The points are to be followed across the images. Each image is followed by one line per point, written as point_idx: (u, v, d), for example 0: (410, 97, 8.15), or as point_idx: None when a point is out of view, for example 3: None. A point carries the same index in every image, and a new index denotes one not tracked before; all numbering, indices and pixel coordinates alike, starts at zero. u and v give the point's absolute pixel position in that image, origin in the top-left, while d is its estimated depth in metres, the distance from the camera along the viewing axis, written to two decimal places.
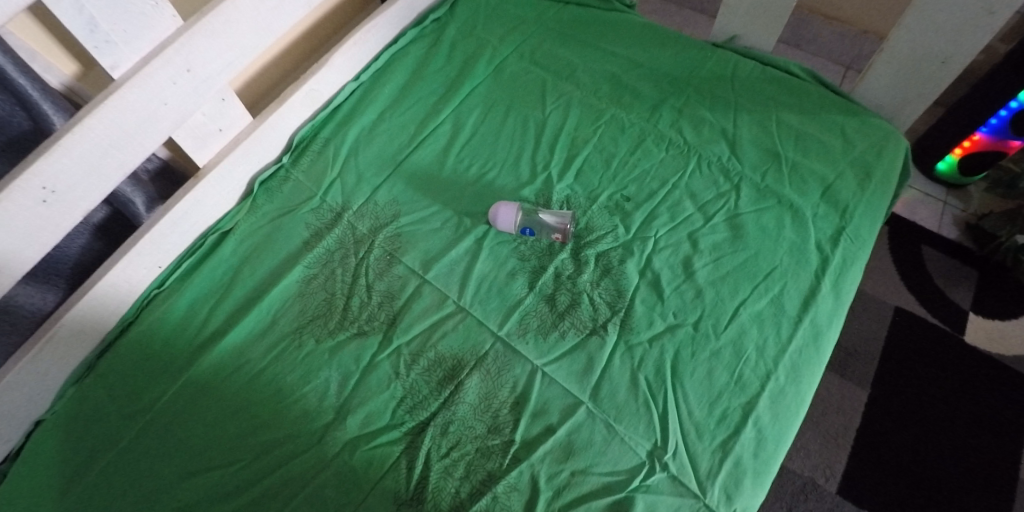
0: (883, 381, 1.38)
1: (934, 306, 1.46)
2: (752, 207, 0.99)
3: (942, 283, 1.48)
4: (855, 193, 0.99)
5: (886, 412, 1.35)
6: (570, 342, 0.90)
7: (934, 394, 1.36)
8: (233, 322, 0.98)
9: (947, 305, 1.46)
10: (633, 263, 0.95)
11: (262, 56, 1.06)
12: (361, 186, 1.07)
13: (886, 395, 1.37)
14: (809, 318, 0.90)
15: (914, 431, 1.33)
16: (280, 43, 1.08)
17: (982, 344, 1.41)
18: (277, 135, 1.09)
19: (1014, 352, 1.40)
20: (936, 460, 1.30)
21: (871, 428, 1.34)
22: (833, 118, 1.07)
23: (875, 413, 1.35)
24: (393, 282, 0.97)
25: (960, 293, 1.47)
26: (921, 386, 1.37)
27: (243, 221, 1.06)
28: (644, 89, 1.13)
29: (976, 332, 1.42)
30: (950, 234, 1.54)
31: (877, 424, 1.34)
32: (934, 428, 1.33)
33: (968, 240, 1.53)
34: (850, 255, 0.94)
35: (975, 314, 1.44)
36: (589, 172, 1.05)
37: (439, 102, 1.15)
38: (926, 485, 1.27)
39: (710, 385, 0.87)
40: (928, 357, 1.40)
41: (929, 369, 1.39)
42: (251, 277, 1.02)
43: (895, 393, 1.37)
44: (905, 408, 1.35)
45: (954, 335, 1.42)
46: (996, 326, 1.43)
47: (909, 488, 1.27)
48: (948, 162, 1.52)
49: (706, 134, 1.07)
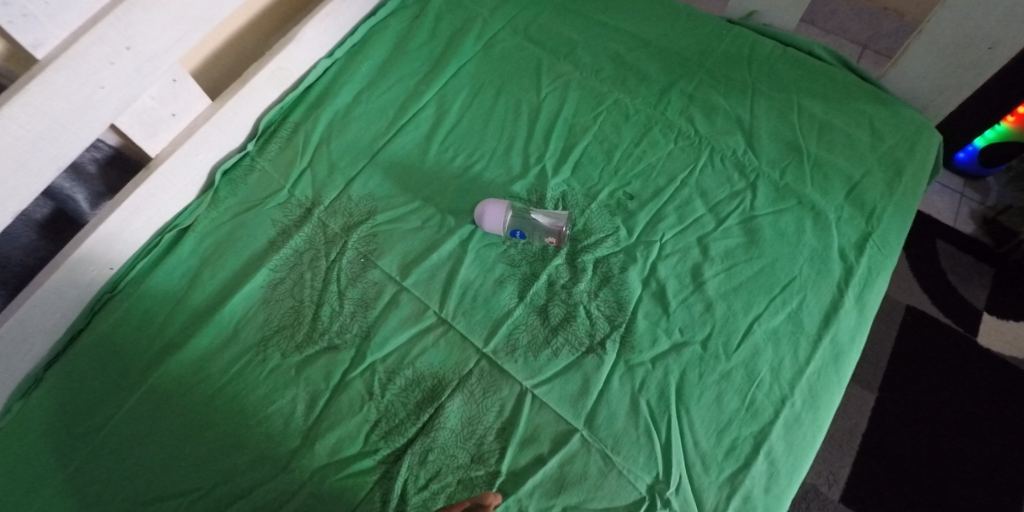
0: (890, 383, 1.30)
1: (947, 305, 1.37)
2: (770, 209, 0.89)
3: (955, 280, 1.39)
4: (884, 194, 0.89)
5: (893, 416, 1.27)
6: (564, 361, 0.81)
7: (942, 397, 1.28)
8: (191, 331, 0.88)
9: (960, 304, 1.37)
10: (635, 271, 0.85)
11: (220, 30, 0.93)
12: (333, 178, 0.96)
13: (895, 400, 1.28)
14: (829, 337, 0.81)
15: (921, 436, 1.25)
16: (242, 15, 0.96)
17: (999, 348, 1.32)
18: (241, 120, 0.98)
19: None
20: (943, 467, 1.22)
21: (879, 434, 1.26)
22: (860, 106, 0.96)
23: (885, 420, 1.27)
24: (368, 289, 0.87)
25: (973, 292, 1.38)
26: (929, 389, 1.29)
27: (203, 217, 0.96)
28: (651, 70, 1.01)
29: (991, 334, 1.33)
30: (966, 229, 1.44)
31: (886, 431, 1.26)
32: (942, 433, 1.25)
33: (983, 236, 1.43)
34: (876, 265, 0.85)
35: (987, 314, 1.35)
36: (587, 165, 0.94)
37: (422, 83, 1.03)
38: (932, 494, 1.20)
39: (719, 412, 0.78)
40: (937, 358, 1.32)
41: (938, 370, 1.30)
42: (211, 281, 0.91)
43: (903, 396, 1.29)
44: (912, 411, 1.27)
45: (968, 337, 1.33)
46: (1012, 328, 1.34)
47: (915, 497, 1.20)
48: (967, 154, 1.40)
49: (719, 123, 0.96)
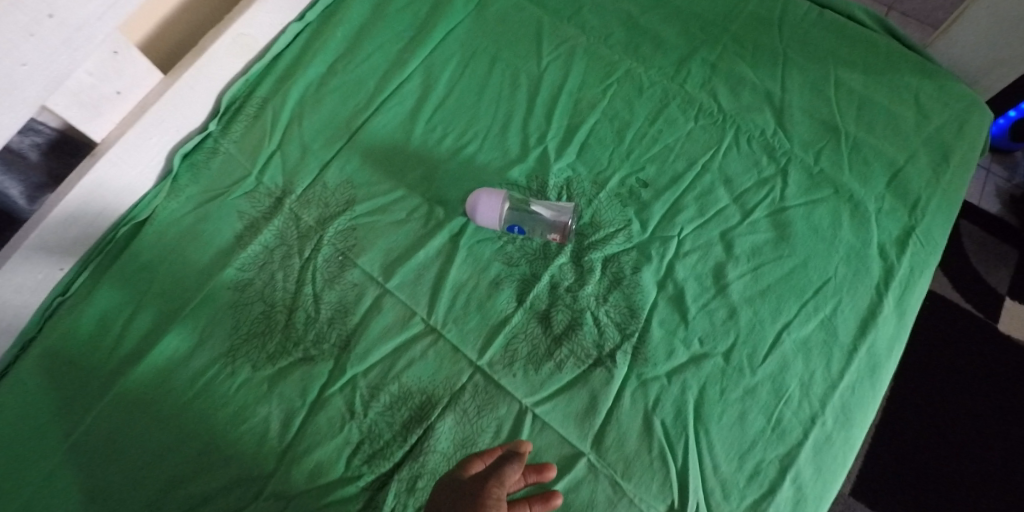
0: (915, 364, 1.17)
1: (968, 288, 1.22)
2: (803, 199, 0.78)
3: (978, 266, 1.23)
4: (929, 182, 0.79)
5: (914, 401, 1.15)
6: (568, 376, 0.72)
7: (971, 382, 1.15)
8: (152, 341, 0.79)
9: (982, 289, 1.22)
10: (650, 272, 0.75)
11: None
12: (306, 163, 0.84)
13: (918, 383, 1.16)
14: (866, 347, 0.72)
15: (943, 424, 1.13)
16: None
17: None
18: (200, 95, 0.86)
19: None
20: (963, 458, 1.10)
21: (899, 420, 1.14)
22: (904, 79, 0.84)
23: (906, 404, 1.15)
24: (347, 292, 0.77)
25: (997, 276, 1.22)
26: (957, 372, 1.16)
27: (162, 209, 0.85)
28: (668, 35, 0.89)
29: (1016, 323, 1.19)
30: (991, 207, 1.27)
31: (906, 417, 1.14)
32: (965, 421, 1.13)
33: (1009, 216, 1.26)
34: (919, 264, 0.76)
35: (1010, 300, 1.21)
36: (595, 147, 0.82)
37: (407, 50, 0.90)
38: (948, 486, 1.09)
39: (742, 433, 0.70)
40: (969, 340, 1.18)
41: (969, 353, 1.17)
42: (173, 284, 0.81)
43: (927, 379, 1.16)
44: (936, 396, 1.14)
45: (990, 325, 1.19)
46: None
47: (930, 489, 1.09)
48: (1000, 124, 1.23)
49: (746, 98, 0.84)
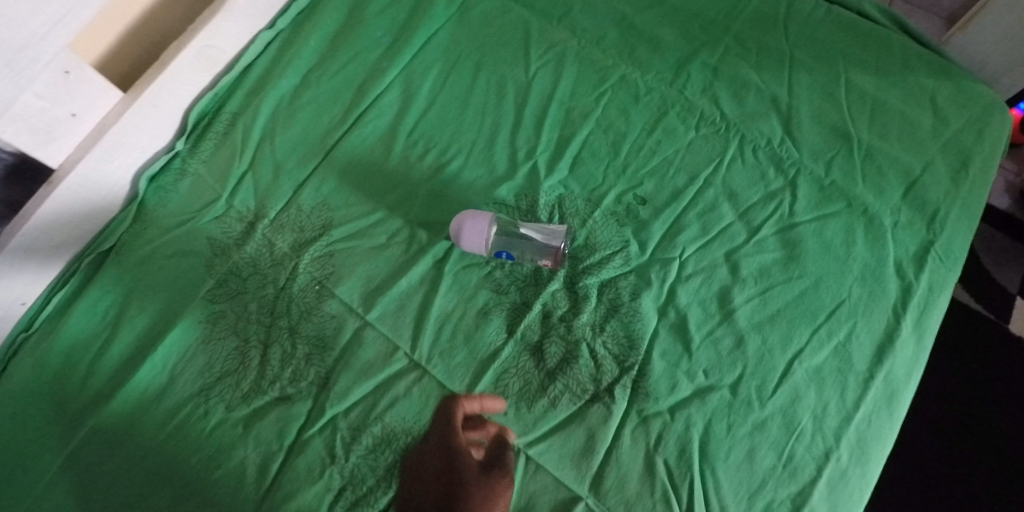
0: (942, 362, 1.07)
1: (977, 289, 1.12)
2: (813, 214, 0.73)
3: (985, 263, 1.13)
4: (948, 192, 0.73)
5: (937, 401, 1.05)
6: (563, 413, 0.67)
7: (1002, 385, 1.05)
8: (122, 379, 0.73)
9: (991, 290, 1.11)
10: (650, 298, 0.70)
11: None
12: (279, 183, 0.79)
13: (944, 383, 1.06)
14: (883, 375, 0.67)
15: (965, 428, 1.03)
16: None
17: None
18: (165, 112, 0.81)
19: None
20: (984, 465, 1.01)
21: (918, 421, 1.05)
22: (919, 80, 0.78)
23: (928, 405, 1.05)
24: (325, 325, 0.72)
25: (1007, 274, 1.12)
26: (988, 374, 1.06)
27: (128, 235, 0.79)
28: (665, 37, 0.83)
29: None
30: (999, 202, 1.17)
31: (927, 418, 1.04)
32: (991, 427, 1.03)
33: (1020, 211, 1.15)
34: (938, 281, 0.70)
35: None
36: (588, 161, 0.77)
37: (385, 58, 0.84)
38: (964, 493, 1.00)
39: (751, 472, 0.64)
40: (1005, 340, 1.08)
41: (1003, 354, 1.07)
42: (140, 317, 0.75)
43: (954, 379, 1.06)
44: (961, 398, 1.05)
45: (1000, 327, 1.08)
46: None
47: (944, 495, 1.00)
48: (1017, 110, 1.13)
49: (750, 105, 0.78)
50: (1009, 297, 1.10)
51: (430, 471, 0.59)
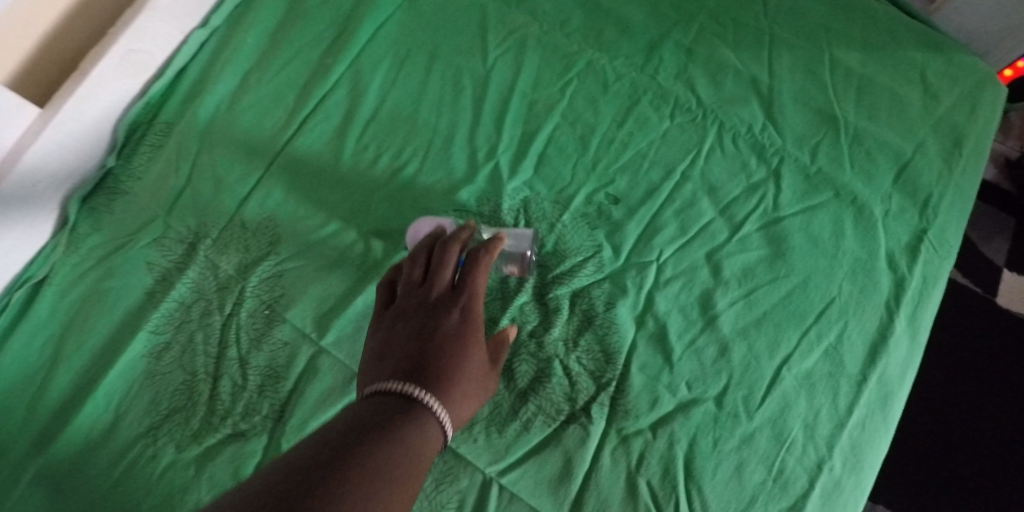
0: (934, 344, 1.04)
1: (966, 262, 1.08)
2: (798, 206, 0.68)
3: (973, 236, 1.10)
4: (940, 174, 0.69)
5: (930, 385, 1.02)
6: (537, 437, 0.62)
7: (989, 363, 1.02)
8: (62, 424, 0.65)
9: (980, 264, 1.08)
10: (626, 307, 0.65)
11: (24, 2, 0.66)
12: (221, 198, 0.72)
13: (935, 366, 1.03)
14: (877, 376, 0.62)
15: (958, 410, 1.00)
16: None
17: (1018, 305, 1.05)
18: (90, 125, 0.73)
19: None
20: (976, 446, 0.99)
21: (914, 407, 1.01)
22: (908, 54, 0.74)
23: (923, 389, 1.01)
24: (277, 353, 0.66)
25: (994, 245, 1.09)
26: (976, 353, 1.03)
27: (60, 264, 0.72)
28: (635, 18, 0.77)
29: (1013, 295, 1.06)
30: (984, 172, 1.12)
31: (922, 403, 1.01)
32: (983, 407, 1.00)
33: (1005, 182, 1.11)
34: (933, 272, 0.65)
35: (1009, 273, 1.07)
36: (555, 159, 0.71)
37: (330, 54, 0.78)
38: (961, 477, 0.97)
39: (740, 487, 0.60)
40: (993, 317, 1.05)
41: (990, 332, 1.04)
42: (78, 355, 0.68)
43: (946, 361, 1.03)
44: (953, 380, 1.02)
45: (988, 300, 1.06)
46: None
47: (942, 480, 0.97)
48: None
49: (728, 89, 0.73)
50: (997, 269, 1.08)
51: (433, 299, 0.55)
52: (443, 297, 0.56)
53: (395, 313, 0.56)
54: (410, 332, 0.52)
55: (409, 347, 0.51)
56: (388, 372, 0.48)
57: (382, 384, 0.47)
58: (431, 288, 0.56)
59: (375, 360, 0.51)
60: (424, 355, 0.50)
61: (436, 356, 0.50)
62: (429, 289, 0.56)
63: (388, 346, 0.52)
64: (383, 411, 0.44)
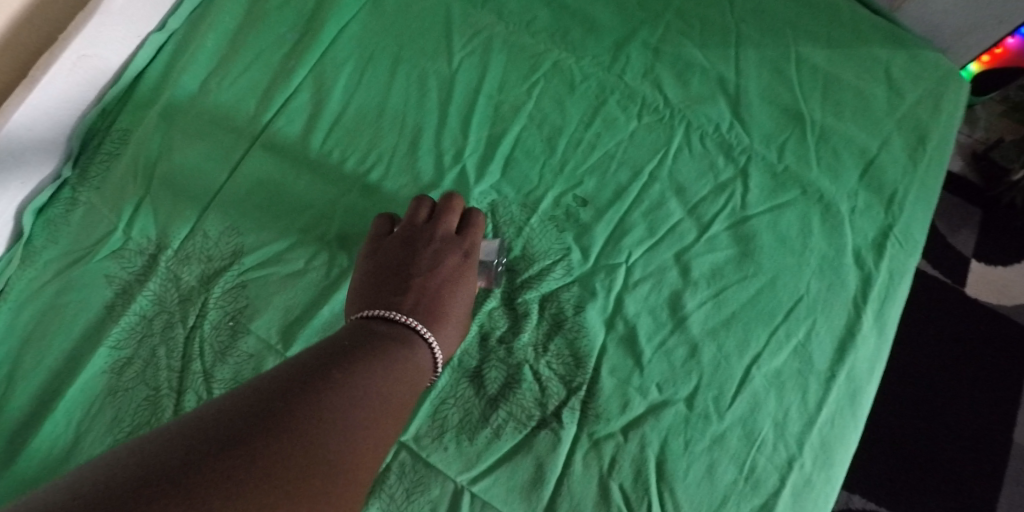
0: (905, 335, 1.05)
1: (936, 253, 1.10)
2: (766, 205, 0.68)
3: (941, 228, 1.11)
4: (905, 170, 0.69)
5: (902, 376, 1.03)
6: (508, 444, 0.61)
7: (957, 353, 1.04)
8: (21, 444, 0.63)
9: (949, 255, 1.10)
10: (595, 310, 0.64)
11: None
12: (182, 207, 0.71)
13: (907, 357, 1.04)
14: (845, 373, 0.63)
15: (929, 400, 1.02)
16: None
17: (988, 296, 1.08)
18: (43, 135, 0.71)
19: (1017, 302, 1.07)
20: (947, 435, 1.00)
21: (887, 398, 1.02)
22: (872, 51, 0.74)
23: (895, 381, 1.03)
24: (242, 365, 0.65)
25: (962, 236, 1.10)
26: (945, 343, 1.05)
27: (17, 278, 0.70)
28: (601, 17, 0.76)
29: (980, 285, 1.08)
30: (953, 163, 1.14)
31: (894, 394, 1.02)
32: (953, 395, 1.02)
33: (972, 174, 1.12)
34: (899, 268, 0.66)
35: (976, 263, 1.09)
36: (522, 161, 0.70)
37: (292, 57, 0.76)
38: (933, 465, 0.99)
39: (712, 488, 0.60)
40: (960, 307, 1.07)
41: (958, 322, 1.06)
42: (36, 372, 0.66)
43: (916, 352, 1.04)
44: (923, 370, 1.03)
45: (957, 290, 1.08)
46: (999, 275, 1.09)
47: (915, 469, 0.98)
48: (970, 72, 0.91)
49: (695, 88, 0.73)
50: (965, 260, 1.09)
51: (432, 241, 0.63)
52: (441, 241, 0.63)
53: (395, 244, 0.62)
54: (408, 270, 0.60)
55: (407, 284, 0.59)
56: (386, 302, 0.57)
57: (381, 312, 0.56)
58: (429, 232, 0.63)
59: (376, 291, 0.59)
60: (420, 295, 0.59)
61: (430, 298, 0.59)
62: (429, 232, 0.63)
63: (386, 278, 0.60)
64: (381, 335, 0.53)
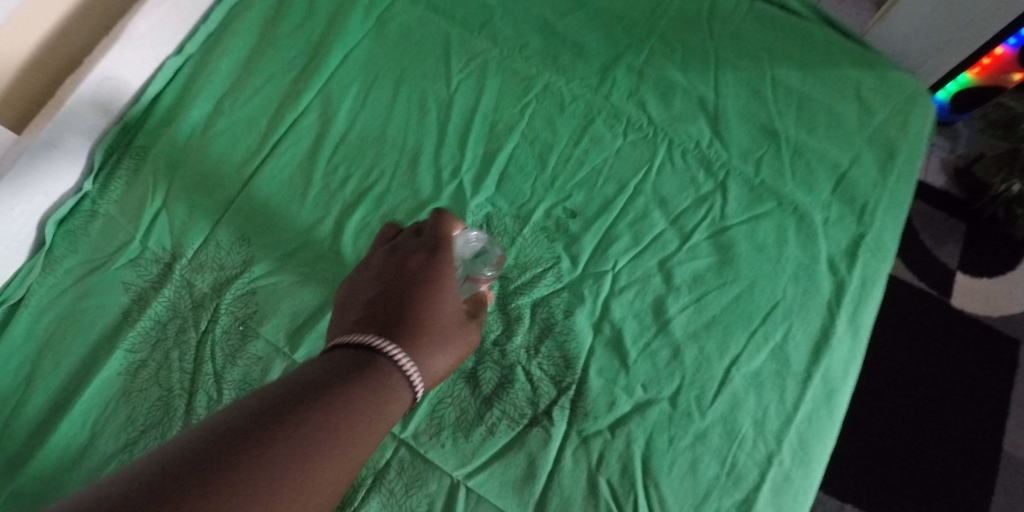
0: (889, 347, 1.09)
1: (921, 266, 1.14)
2: (744, 216, 0.72)
3: (927, 241, 1.15)
4: (876, 184, 0.74)
5: (886, 387, 1.07)
6: (502, 440, 0.65)
7: (939, 365, 1.08)
8: (40, 442, 0.67)
9: (933, 267, 1.14)
10: (584, 314, 0.69)
11: (14, 25, 0.71)
12: (196, 220, 0.75)
13: (890, 369, 1.08)
14: (821, 373, 0.66)
15: (913, 410, 1.05)
16: (52, 10, 0.75)
17: (976, 309, 1.12)
18: (67, 151, 0.76)
19: (1001, 314, 1.11)
20: (932, 444, 1.03)
21: (872, 408, 1.06)
22: (844, 73, 0.79)
23: (880, 391, 1.06)
24: (252, 367, 0.69)
25: (947, 249, 1.15)
26: (927, 355, 1.08)
27: (37, 286, 0.74)
28: (589, 41, 0.82)
29: (966, 298, 1.12)
30: (936, 180, 1.19)
31: (879, 404, 1.06)
32: (936, 405, 1.05)
33: (955, 189, 1.18)
34: (871, 275, 0.70)
35: (961, 275, 1.13)
36: (515, 176, 0.75)
37: (300, 80, 0.82)
38: (918, 475, 1.02)
39: (695, 483, 0.63)
40: (942, 320, 1.11)
41: (940, 335, 1.10)
42: (54, 374, 0.70)
43: (900, 364, 1.08)
44: (907, 381, 1.07)
45: (937, 302, 1.12)
46: (985, 287, 1.13)
47: (900, 478, 1.02)
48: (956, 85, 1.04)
49: (677, 107, 0.78)
50: (950, 272, 1.13)
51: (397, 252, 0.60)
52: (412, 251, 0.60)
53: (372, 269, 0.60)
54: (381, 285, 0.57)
55: (382, 297, 0.55)
56: (356, 322, 0.54)
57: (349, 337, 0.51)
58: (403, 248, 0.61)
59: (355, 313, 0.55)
60: (387, 303, 0.55)
61: (400, 300, 0.55)
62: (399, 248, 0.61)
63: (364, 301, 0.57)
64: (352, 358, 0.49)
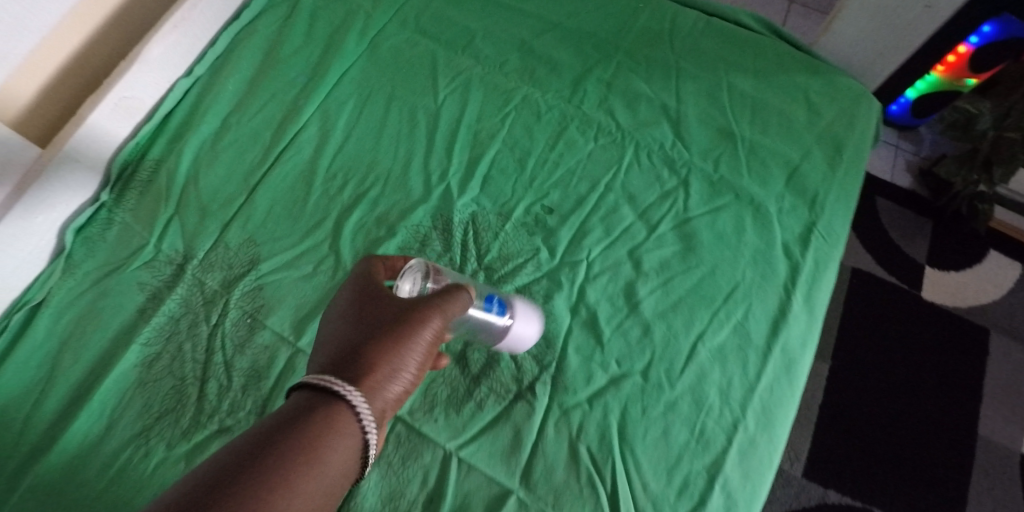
0: (855, 338, 1.16)
1: (891, 261, 1.22)
2: (705, 208, 0.80)
3: (896, 238, 1.24)
4: (824, 177, 0.82)
5: (856, 376, 1.13)
6: (490, 414, 0.71)
7: (904, 354, 1.15)
8: (61, 429, 0.72)
9: (902, 262, 1.22)
10: (562, 299, 0.76)
11: (41, 50, 0.79)
12: (206, 224, 0.82)
13: (858, 359, 1.14)
14: (780, 346, 0.73)
15: (882, 396, 1.11)
16: (72, 36, 0.83)
17: (943, 300, 1.20)
18: (85, 164, 0.83)
19: (968, 304, 1.19)
20: (901, 429, 1.09)
21: (843, 396, 1.12)
22: (793, 81, 0.88)
23: (848, 379, 1.13)
24: (259, 355, 0.75)
25: (916, 244, 1.24)
26: (891, 344, 1.15)
27: (57, 288, 0.80)
28: (562, 57, 0.91)
29: (935, 289, 1.20)
30: (903, 182, 1.29)
31: (850, 392, 1.12)
32: (902, 391, 1.12)
33: (921, 189, 1.28)
34: (823, 257, 0.77)
35: (930, 268, 1.22)
36: (498, 179, 0.83)
37: (301, 97, 0.89)
38: (890, 458, 1.07)
39: (668, 448, 0.69)
40: (904, 312, 1.18)
41: (902, 325, 1.17)
42: (74, 368, 0.76)
43: (866, 354, 1.15)
44: (873, 369, 1.14)
45: (897, 294, 1.20)
46: (954, 281, 1.21)
47: (873, 462, 1.07)
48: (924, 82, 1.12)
49: (643, 114, 0.86)
50: (920, 266, 1.22)
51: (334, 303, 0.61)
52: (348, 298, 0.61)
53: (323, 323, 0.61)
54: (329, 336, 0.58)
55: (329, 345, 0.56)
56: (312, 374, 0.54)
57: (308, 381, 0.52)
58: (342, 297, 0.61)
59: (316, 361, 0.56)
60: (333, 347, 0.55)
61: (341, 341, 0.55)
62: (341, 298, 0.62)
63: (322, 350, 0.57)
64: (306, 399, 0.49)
